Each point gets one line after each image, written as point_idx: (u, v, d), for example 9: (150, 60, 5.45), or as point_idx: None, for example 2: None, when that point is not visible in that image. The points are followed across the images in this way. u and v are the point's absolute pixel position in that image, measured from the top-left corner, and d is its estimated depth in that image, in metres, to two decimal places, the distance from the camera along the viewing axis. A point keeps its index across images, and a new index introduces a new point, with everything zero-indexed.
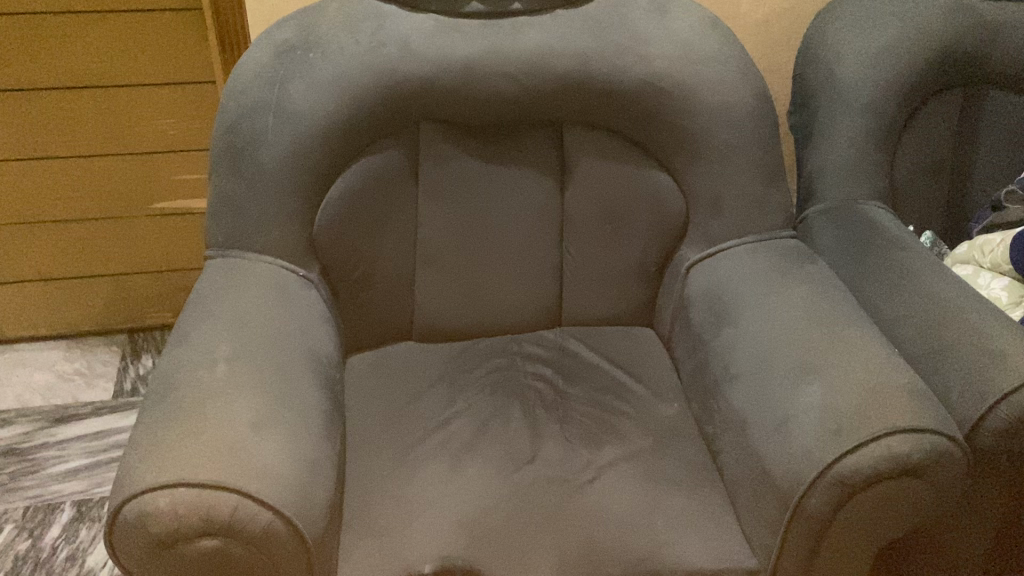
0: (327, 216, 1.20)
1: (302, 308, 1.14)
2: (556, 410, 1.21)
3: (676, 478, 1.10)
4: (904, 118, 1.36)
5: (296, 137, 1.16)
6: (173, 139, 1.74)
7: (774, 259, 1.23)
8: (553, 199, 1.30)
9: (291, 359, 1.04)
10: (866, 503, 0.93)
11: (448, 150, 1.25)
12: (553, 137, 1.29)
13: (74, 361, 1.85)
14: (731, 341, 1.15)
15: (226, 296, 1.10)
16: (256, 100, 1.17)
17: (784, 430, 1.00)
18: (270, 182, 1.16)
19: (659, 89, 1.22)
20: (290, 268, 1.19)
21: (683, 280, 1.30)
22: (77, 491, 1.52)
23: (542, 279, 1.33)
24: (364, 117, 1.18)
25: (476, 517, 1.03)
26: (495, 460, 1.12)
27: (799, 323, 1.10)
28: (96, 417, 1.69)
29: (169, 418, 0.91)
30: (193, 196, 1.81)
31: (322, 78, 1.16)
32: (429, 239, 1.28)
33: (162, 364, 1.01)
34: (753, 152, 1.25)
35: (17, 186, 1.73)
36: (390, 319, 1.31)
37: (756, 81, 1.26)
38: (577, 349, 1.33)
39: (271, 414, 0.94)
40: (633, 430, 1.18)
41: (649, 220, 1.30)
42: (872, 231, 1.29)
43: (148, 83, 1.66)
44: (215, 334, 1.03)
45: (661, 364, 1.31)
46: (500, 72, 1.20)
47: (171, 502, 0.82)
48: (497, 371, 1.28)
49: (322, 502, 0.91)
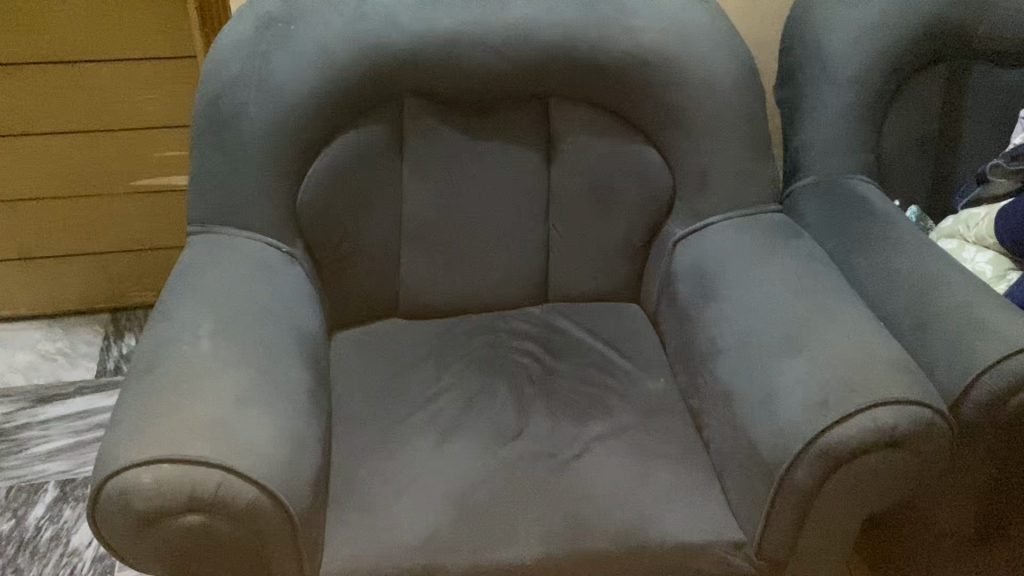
0: (311, 191, 1.19)
1: (287, 285, 1.13)
2: (543, 385, 1.21)
3: (662, 452, 1.10)
4: (890, 92, 1.36)
5: (279, 110, 1.14)
6: (154, 116, 1.71)
7: (760, 233, 1.23)
8: (539, 174, 1.29)
9: (276, 335, 1.03)
10: (851, 475, 0.93)
11: (433, 124, 1.24)
12: (539, 111, 1.28)
13: (56, 341, 1.83)
14: (717, 315, 1.15)
15: (209, 272, 1.09)
16: (238, 73, 1.15)
17: (770, 403, 1.00)
18: (253, 156, 1.15)
19: (645, 63, 1.21)
20: (273, 245, 1.18)
21: (670, 255, 1.30)
22: (60, 470, 1.51)
23: (528, 255, 1.33)
24: (348, 90, 1.17)
25: (462, 492, 1.04)
26: (482, 435, 1.12)
27: (785, 297, 1.10)
28: (79, 397, 1.67)
29: (152, 395, 0.90)
30: (175, 173, 1.79)
31: (305, 51, 1.15)
32: (414, 214, 1.27)
33: (145, 341, 0.99)
34: (740, 126, 1.24)
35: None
36: (375, 296, 1.30)
37: (743, 54, 1.25)
38: (564, 325, 1.33)
39: (257, 390, 0.93)
40: (620, 405, 1.18)
41: (635, 195, 1.29)
42: (858, 206, 1.29)
43: (128, 60, 1.64)
44: (198, 310, 1.02)
45: (648, 339, 1.31)
46: (485, 45, 1.19)
47: (156, 478, 0.82)
48: (484, 347, 1.28)
49: (309, 478, 0.91)
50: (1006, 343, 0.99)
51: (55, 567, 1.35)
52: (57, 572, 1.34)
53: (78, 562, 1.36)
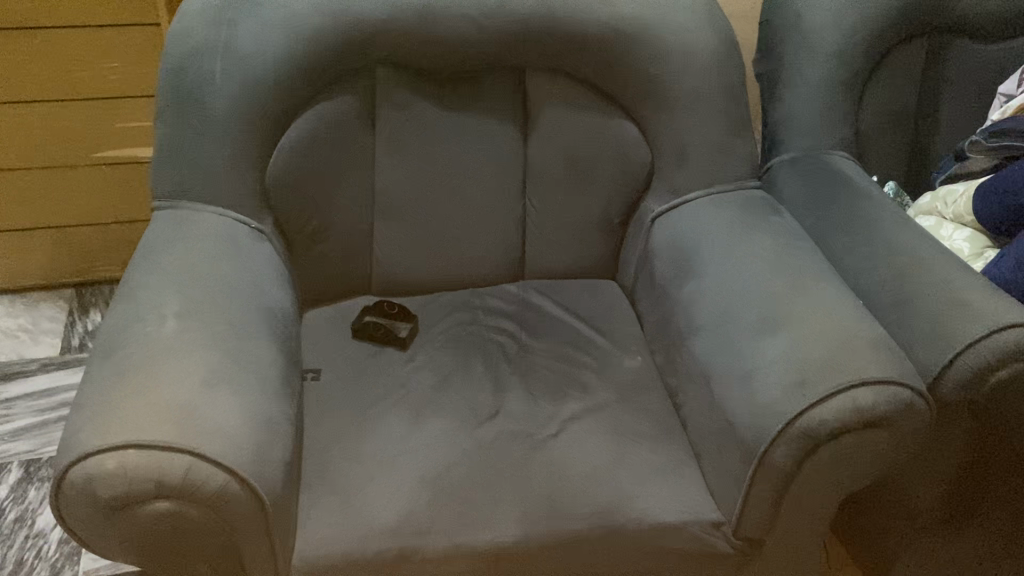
0: (280, 166, 1.15)
1: (256, 261, 1.10)
2: (520, 363, 1.19)
3: (640, 431, 1.09)
4: (870, 67, 1.35)
5: (246, 81, 1.10)
6: (118, 85, 1.64)
7: (740, 209, 1.21)
8: (516, 149, 1.26)
9: (246, 315, 1.00)
10: (831, 456, 0.93)
11: (406, 96, 1.21)
12: (516, 83, 1.25)
13: (18, 317, 1.77)
14: (695, 293, 1.13)
15: (175, 248, 1.06)
16: (203, 42, 1.11)
17: (748, 382, 0.99)
18: (219, 129, 1.11)
19: (623, 35, 1.18)
20: (242, 220, 1.14)
21: (648, 231, 1.28)
22: (25, 450, 1.48)
23: (504, 230, 1.30)
24: (318, 62, 1.13)
25: (438, 473, 1.02)
26: (457, 415, 1.10)
27: (765, 274, 1.09)
28: (43, 375, 1.63)
29: (117, 379, 0.87)
30: (139, 144, 1.72)
31: (273, 19, 1.11)
32: (387, 189, 1.24)
33: (107, 321, 0.96)
34: (720, 100, 1.22)
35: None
36: (347, 271, 1.27)
37: (723, 26, 1.23)
38: (540, 302, 1.31)
39: (226, 372, 0.91)
40: (597, 383, 1.17)
41: (613, 170, 1.27)
42: (837, 181, 1.28)
43: (87, 25, 1.57)
44: (163, 288, 0.99)
45: (625, 316, 1.30)
46: (461, 15, 1.16)
47: (121, 465, 0.79)
48: (459, 326, 1.25)
49: (280, 461, 0.89)
50: (985, 321, 0.98)
51: (20, 549, 1.32)
52: (22, 554, 1.31)
53: (44, 544, 1.33)
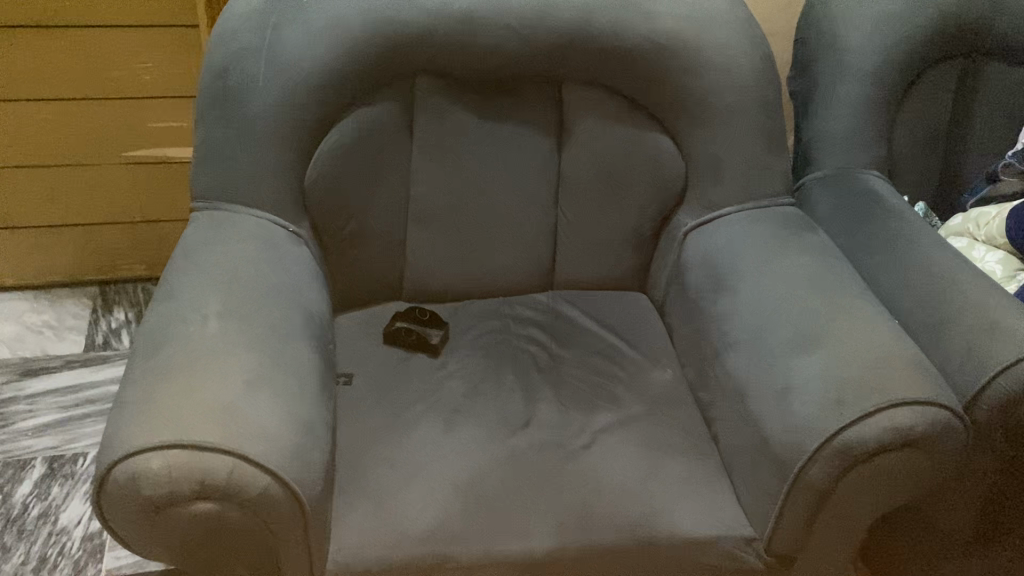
0: (318, 170, 1.16)
1: (294, 264, 1.10)
2: (551, 373, 1.19)
3: (672, 445, 1.09)
4: (905, 87, 1.35)
5: (289, 86, 1.11)
6: (149, 85, 1.64)
7: (774, 225, 1.21)
8: (550, 159, 1.27)
9: (286, 317, 1.00)
10: (867, 474, 0.93)
11: (444, 104, 1.21)
12: (552, 94, 1.25)
13: (42, 313, 1.76)
14: (729, 308, 1.14)
15: (214, 248, 1.06)
16: (247, 44, 1.11)
17: (786, 399, 0.99)
18: (260, 132, 1.11)
19: (662, 49, 1.19)
20: (280, 223, 1.15)
21: (680, 245, 1.28)
22: (49, 447, 1.48)
23: (536, 239, 1.31)
24: (359, 68, 1.13)
25: (471, 481, 1.02)
26: (488, 423, 1.10)
27: (800, 290, 1.09)
28: (67, 371, 1.63)
29: (161, 378, 0.87)
30: (168, 144, 1.71)
31: (316, 24, 1.11)
32: (422, 195, 1.24)
33: (148, 319, 0.96)
34: (757, 117, 1.22)
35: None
36: (380, 276, 1.27)
37: (762, 43, 1.23)
38: (570, 312, 1.31)
39: (268, 374, 0.91)
40: (628, 395, 1.16)
41: (647, 183, 1.27)
42: (869, 200, 1.28)
43: (125, 25, 1.57)
44: (204, 288, 0.99)
45: (655, 328, 1.30)
46: (502, 25, 1.17)
47: (166, 464, 0.79)
48: (490, 334, 1.26)
49: (319, 465, 0.89)
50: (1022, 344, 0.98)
51: (43, 545, 1.32)
52: (45, 550, 1.31)
53: (68, 541, 1.33)
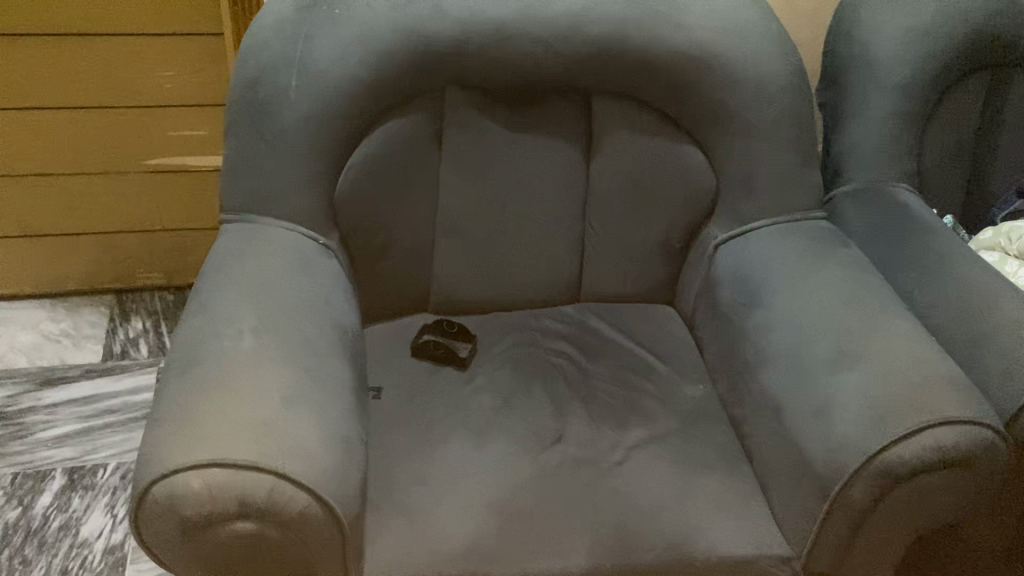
0: (349, 183, 1.15)
1: (326, 277, 1.09)
2: (581, 388, 1.18)
3: (706, 461, 1.08)
4: (935, 100, 1.33)
5: (320, 97, 1.10)
6: (171, 94, 1.63)
7: (808, 240, 1.20)
8: (579, 172, 1.26)
9: (319, 332, 0.99)
10: (909, 494, 0.92)
11: (474, 116, 1.21)
12: (582, 106, 1.24)
13: (59, 322, 1.75)
14: (763, 323, 1.12)
15: (245, 261, 1.05)
16: (279, 56, 1.11)
17: (825, 417, 0.98)
18: (291, 144, 1.11)
19: (694, 61, 1.18)
20: (310, 236, 1.14)
21: (710, 259, 1.27)
22: (68, 458, 1.47)
23: (563, 252, 1.30)
24: (390, 79, 1.12)
25: (505, 498, 1.01)
26: (520, 438, 1.09)
27: (836, 306, 1.08)
28: (85, 381, 1.62)
29: (197, 395, 0.86)
30: (189, 153, 1.70)
31: (348, 35, 1.10)
32: (450, 208, 1.23)
33: (182, 334, 0.95)
34: (789, 130, 1.21)
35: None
36: (407, 288, 1.26)
37: (793, 55, 1.22)
38: (598, 326, 1.30)
39: (304, 391, 0.90)
40: (659, 410, 1.15)
41: (677, 196, 1.26)
42: (900, 214, 1.27)
43: (147, 34, 1.56)
44: (237, 302, 0.98)
45: (684, 342, 1.29)
46: (533, 36, 1.16)
47: (206, 483, 0.78)
48: (518, 347, 1.25)
49: (356, 483, 0.88)
50: None
51: (64, 558, 1.31)
52: (66, 563, 1.30)
53: (89, 554, 1.32)
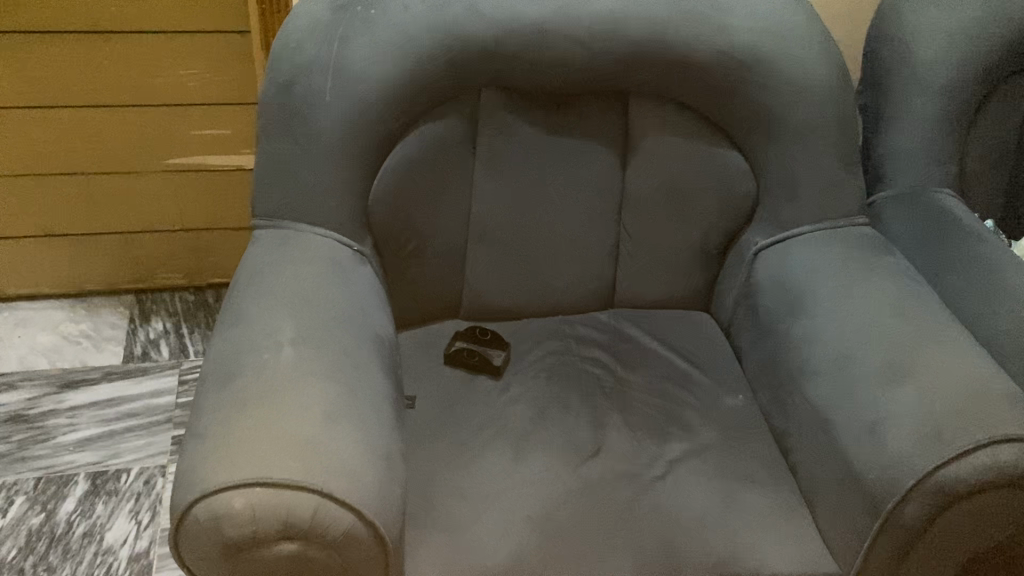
0: (383, 188, 1.12)
1: (361, 285, 1.07)
2: (619, 398, 1.16)
3: (749, 474, 1.06)
4: (979, 102, 1.30)
5: (354, 100, 1.07)
6: (193, 93, 1.60)
7: (851, 247, 1.17)
8: (615, 176, 1.23)
9: (358, 343, 0.97)
10: (967, 513, 0.89)
11: (510, 119, 1.18)
12: (619, 109, 1.21)
13: (79, 322, 1.73)
14: (807, 333, 1.10)
15: (279, 269, 1.02)
16: (313, 57, 1.08)
17: (875, 434, 0.95)
18: (325, 148, 1.08)
19: (737, 64, 1.15)
20: (343, 242, 1.11)
21: (749, 266, 1.24)
22: (90, 462, 1.45)
23: (598, 258, 1.27)
24: (426, 82, 1.10)
25: (546, 513, 0.98)
26: (558, 451, 1.07)
27: (885, 318, 1.05)
28: (107, 383, 1.60)
29: (237, 411, 0.83)
30: (210, 152, 1.68)
31: (383, 37, 1.07)
32: (484, 213, 1.21)
33: (218, 346, 0.93)
34: (832, 135, 1.18)
35: (7, 135, 1.58)
36: (440, 294, 1.24)
37: (836, 57, 1.19)
38: (633, 333, 1.27)
39: (344, 404, 0.87)
40: (700, 422, 1.13)
41: (716, 201, 1.23)
42: (945, 220, 1.24)
43: (170, 31, 1.53)
44: (274, 312, 0.96)
45: (721, 350, 1.26)
46: (572, 37, 1.12)
47: (248, 504, 0.76)
48: (553, 355, 1.22)
49: (399, 501, 0.85)
50: None
51: (89, 566, 1.29)
52: (91, 571, 1.28)
53: (114, 561, 1.30)
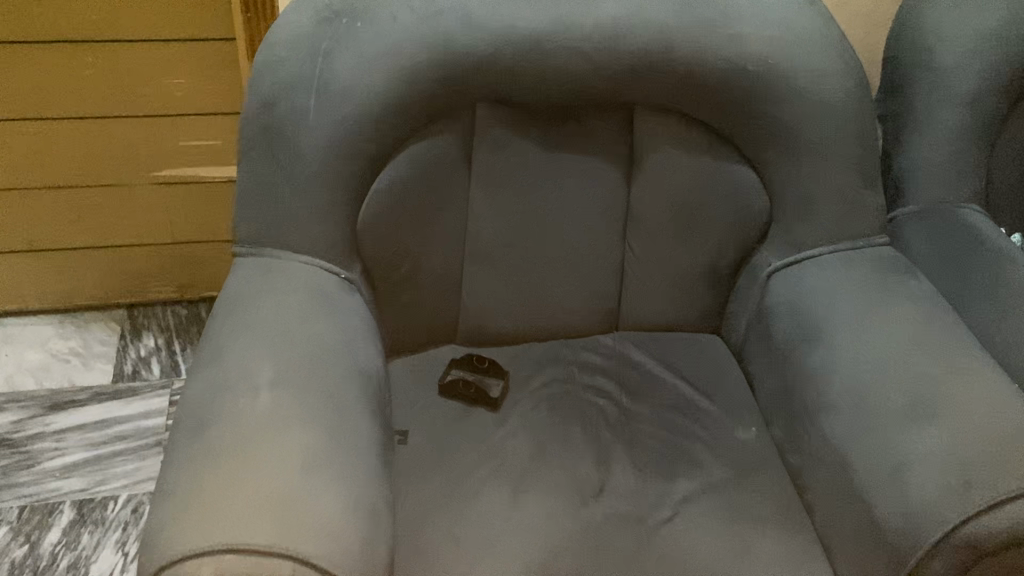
0: (372, 211, 1.06)
1: (349, 316, 1.00)
2: (623, 430, 1.09)
3: (762, 516, 0.99)
4: (1007, 111, 1.22)
5: (340, 119, 1.01)
6: (182, 102, 1.54)
7: (870, 270, 1.10)
8: (619, 193, 1.16)
9: (343, 382, 0.91)
10: (998, 568, 0.82)
11: (507, 135, 1.11)
12: (623, 122, 1.14)
13: (68, 339, 1.68)
14: (824, 364, 1.03)
15: (260, 301, 0.96)
16: (296, 74, 1.01)
17: (898, 479, 0.88)
18: (309, 171, 1.02)
19: (749, 75, 1.07)
20: (331, 269, 1.05)
21: (762, 288, 1.18)
22: (77, 489, 1.40)
23: (602, 278, 1.20)
24: (416, 99, 1.03)
25: (545, 561, 0.92)
26: (559, 490, 1.00)
27: (908, 350, 0.98)
28: (95, 404, 1.54)
29: (209, 465, 0.77)
30: (202, 163, 1.62)
31: (369, 50, 1.00)
32: (481, 234, 1.14)
33: (193, 388, 0.87)
34: (850, 149, 1.11)
35: None
36: (435, 319, 1.18)
37: (854, 66, 1.12)
38: (639, 358, 1.21)
39: (326, 454, 0.81)
40: (710, 457, 1.06)
41: (726, 219, 1.17)
42: (970, 240, 1.16)
43: (155, 39, 1.46)
44: (252, 349, 0.90)
45: (733, 377, 1.19)
46: (572, 47, 1.05)
47: (219, 572, 0.70)
48: (554, 383, 1.16)
49: (384, 559, 0.79)
50: None
51: None
52: None
53: None
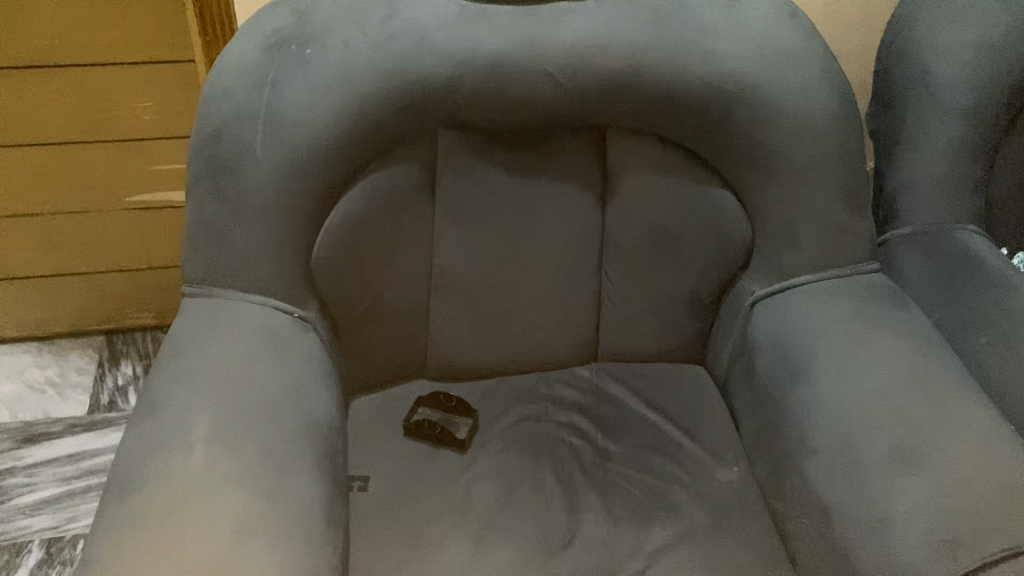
0: (328, 247, 1.01)
1: (302, 359, 0.95)
2: (597, 474, 1.04)
3: (741, 567, 0.93)
4: (1007, 127, 1.15)
5: (289, 152, 0.96)
6: (151, 125, 1.50)
7: (858, 302, 1.04)
8: (593, 220, 1.10)
9: (288, 434, 0.86)
10: None
11: (472, 163, 1.05)
12: (595, 146, 1.08)
13: (45, 369, 1.64)
14: (808, 404, 0.96)
15: (206, 348, 0.92)
16: (243, 105, 0.96)
17: (883, 534, 0.82)
18: (258, 207, 0.97)
19: (725, 96, 1.01)
20: (284, 309, 1.00)
21: (745, 319, 1.12)
22: (47, 527, 1.36)
23: (577, 309, 1.15)
24: (370, 129, 0.97)
25: None
26: (525, 541, 0.95)
27: (896, 391, 0.92)
28: (69, 437, 1.50)
29: (133, 533, 0.73)
30: (176, 187, 1.58)
31: (318, 80, 0.95)
32: (447, 267, 1.09)
33: (127, 444, 0.82)
34: (835, 172, 1.05)
35: None
36: (401, 355, 1.13)
37: (839, 83, 1.05)
38: (617, 393, 1.15)
39: (263, 517, 0.76)
40: (688, 502, 1.00)
41: (705, 247, 1.11)
42: (967, 266, 1.10)
43: (119, 62, 1.42)
44: (191, 402, 0.85)
45: (716, 412, 1.13)
46: (537, 70, 0.99)
47: None
48: (526, 422, 1.10)
49: None
50: None
51: None
52: None
53: None
